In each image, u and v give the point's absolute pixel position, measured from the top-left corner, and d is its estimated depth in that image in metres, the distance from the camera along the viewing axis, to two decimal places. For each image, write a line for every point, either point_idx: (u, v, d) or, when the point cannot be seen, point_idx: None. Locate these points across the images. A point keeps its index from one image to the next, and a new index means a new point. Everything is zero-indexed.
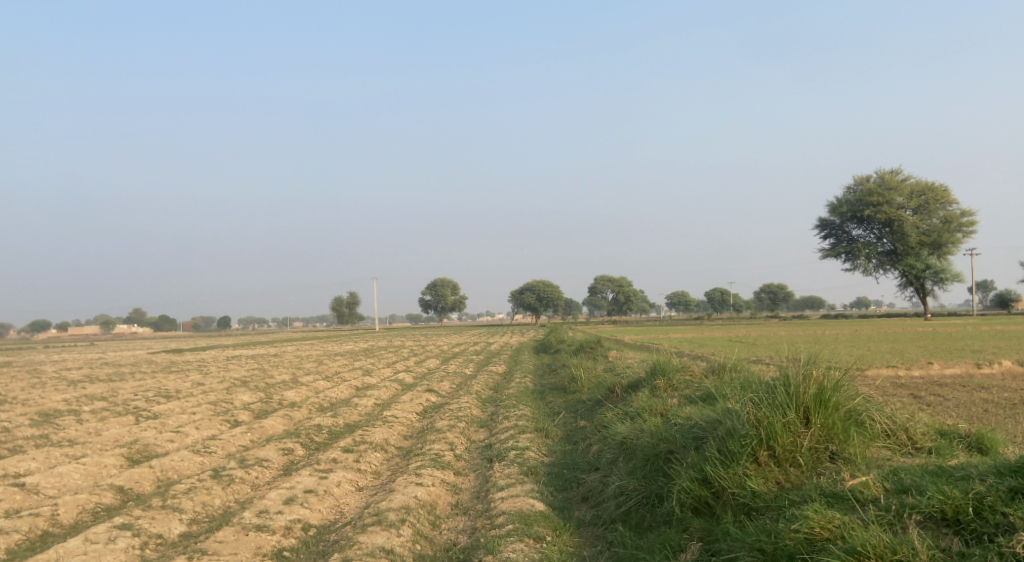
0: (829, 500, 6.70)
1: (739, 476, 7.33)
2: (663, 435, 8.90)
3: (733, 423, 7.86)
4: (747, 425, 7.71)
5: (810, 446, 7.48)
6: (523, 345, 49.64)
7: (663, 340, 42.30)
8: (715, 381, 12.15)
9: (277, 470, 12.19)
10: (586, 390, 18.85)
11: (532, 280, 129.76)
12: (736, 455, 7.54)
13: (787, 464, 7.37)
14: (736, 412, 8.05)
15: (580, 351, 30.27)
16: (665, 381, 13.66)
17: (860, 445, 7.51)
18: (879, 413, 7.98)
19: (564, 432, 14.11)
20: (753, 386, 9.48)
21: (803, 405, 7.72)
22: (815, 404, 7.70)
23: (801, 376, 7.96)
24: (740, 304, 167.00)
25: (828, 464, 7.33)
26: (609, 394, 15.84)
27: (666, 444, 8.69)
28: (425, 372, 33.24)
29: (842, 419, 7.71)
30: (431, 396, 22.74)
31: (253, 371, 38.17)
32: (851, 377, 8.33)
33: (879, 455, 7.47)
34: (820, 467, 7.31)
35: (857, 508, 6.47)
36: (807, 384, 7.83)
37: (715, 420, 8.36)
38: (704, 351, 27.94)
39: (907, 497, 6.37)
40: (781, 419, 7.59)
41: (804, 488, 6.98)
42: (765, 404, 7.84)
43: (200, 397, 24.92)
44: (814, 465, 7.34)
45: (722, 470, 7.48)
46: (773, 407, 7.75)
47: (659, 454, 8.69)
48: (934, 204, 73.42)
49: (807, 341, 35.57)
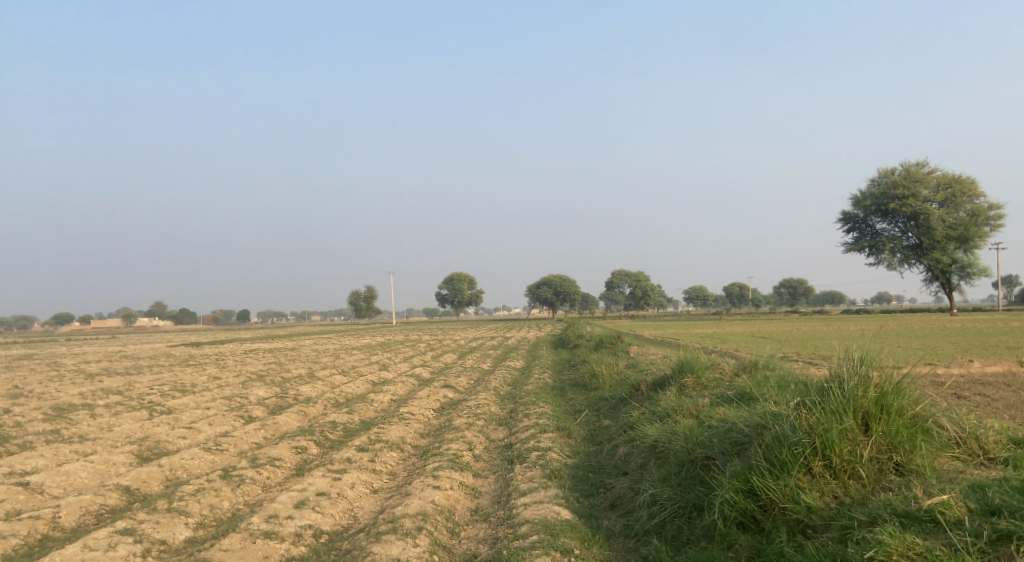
0: (903, 521, 6.10)
1: (791, 489, 6.81)
2: (698, 440, 8.33)
3: (781, 428, 7.27)
4: (799, 432, 7.12)
5: (871, 456, 6.88)
6: (541, 340, 49.05)
7: (684, 336, 41.61)
8: (749, 380, 11.56)
9: (289, 471, 11.70)
10: (609, 387, 18.22)
11: (549, 275, 129.23)
12: (787, 466, 6.97)
13: (845, 476, 6.81)
14: (783, 417, 7.44)
15: (601, 347, 29.64)
16: (694, 379, 13.05)
17: (928, 455, 6.87)
18: (946, 420, 7.32)
19: (587, 431, 13.53)
20: (795, 388, 8.86)
21: (862, 411, 7.09)
22: (876, 409, 7.07)
23: (858, 377, 7.32)
24: (759, 299, 165.41)
25: (893, 477, 6.73)
26: (633, 392, 15.23)
27: (702, 450, 8.11)
28: (442, 366, 32.73)
29: (907, 426, 7.07)
30: (449, 392, 22.23)
31: (269, 365, 37.86)
32: (913, 379, 7.64)
33: (950, 467, 6.82)
34: (884, 481, 6.73)
35: (939, 532, 5.88)
36: (867, 388, 7.20)
37: (757, 424, 7.77)
38: (728, 347, 27.25)
39: (998, 521, 5.76)
40: (839, 426, 6.97)
41: (870, 506, 6.41)
42: (818, 408, 7.22)
43: (216, 391, 24.59)
44: (876, 478, 6.75)
45: (771, 481, 6.93)
46: (828, 412, 7.13)
47: (694, 460, 8.12)
48: (961, 197, 71.73)
49: (833, 337, 34.63)
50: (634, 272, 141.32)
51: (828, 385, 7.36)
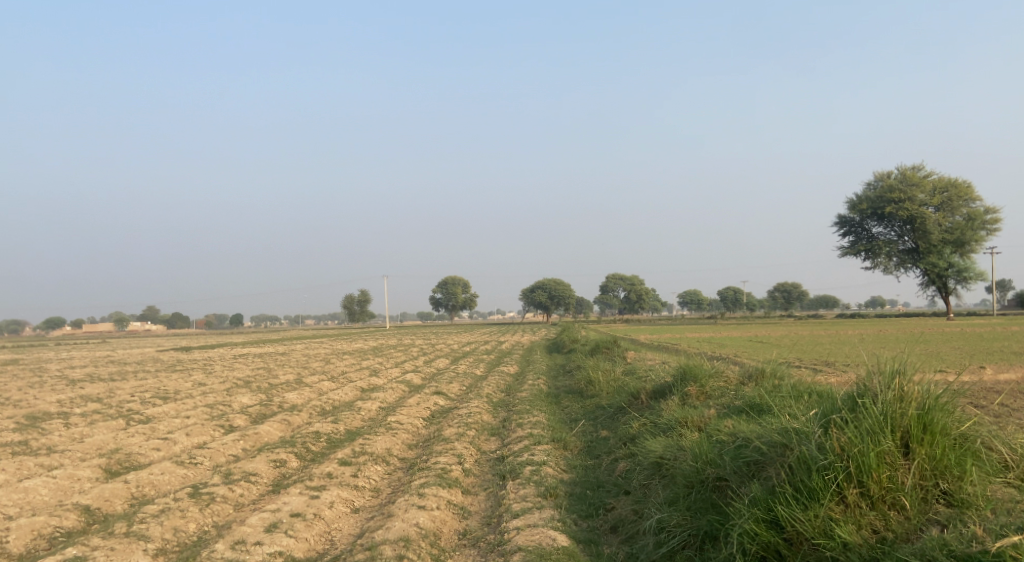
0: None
1: (824, 523, 6.17)
2: (706, 458, 7.65)
3: (807, 449, 6.63)
4: (828, 455, 6.49)
5: (914, 484, 6.25)
6: (536, 344, 48.25)
7: (681, 340, 40.84)
8: (756, 390, 10.86)
9: (266, 486, 10.91)
10: (606, 395, 17.48)
11: (543, 279, 128.50)
12: (817, 494, 6.33)
13: (883, 506, 6.20)
14: (808, 435, 6.80)
15: (597, 352, 28.86)
16: (698, 388, 12.32)
17: (980, 481, 6.23)
18: (996, 439, 6.68)
19: (584, 443, 12.78)
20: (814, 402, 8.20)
21: (902, 430, 6.44)
22: (918, 429, 6.42)
23: (894, 392, 6.66)
24: (753, 303, 165.02)
25: (942, 508, 6.10)
26: (632, 401, 14.47)
27: (712, 469, 7.45)
28: (434, 372, 31.92)
29: (953, 448, 6.42)
30: (440, 400, 21.42)
31: (257, 371, 36.95)
32: (957, 393, 6.97)
33: (1004, 495, 6.19)
34: (932, 513, 6.09)
35: None
36: (907, 404, 6.54)
37: (775, 443, 7.11)
38: (728, 352, 26.50)
39: None
40: (875, 448, 6.34)
41: (917, 544, 5.79)
42: (850, 427, 6.56)
43: (199, 398, 23.77)
44: (920, 510, 6.13)
45: (799, 512, 6.30)
46: (861, 432, 6.48)
47: (704, 481, 7.45)
48: (957, 201, 71.36)
49: (832, 343, 33.98)
50: (628, 276, 140.80)
51: (859, 400, 6.70)
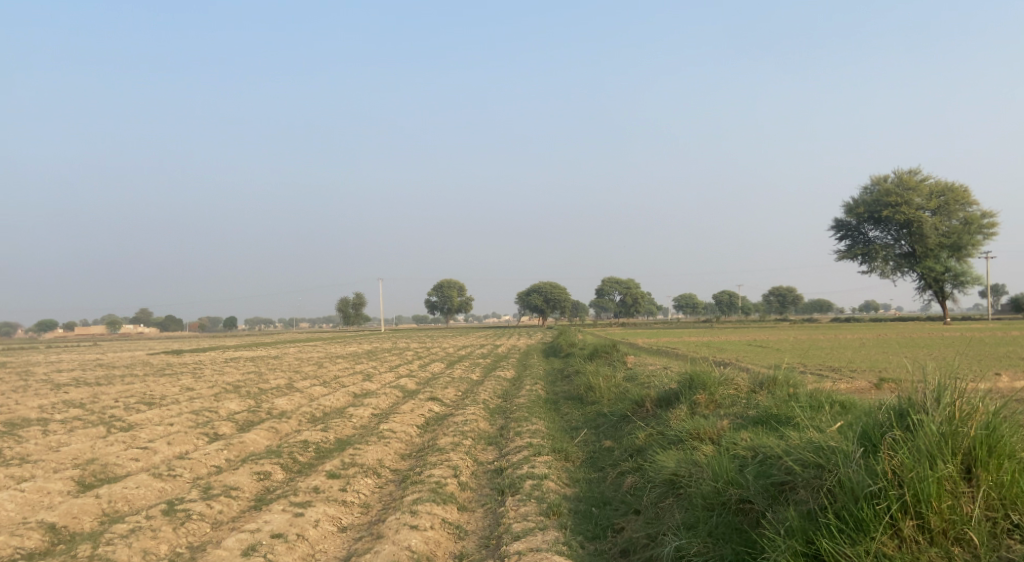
0: None
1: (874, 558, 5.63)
2: (728, 477, 7.09)
3: (851, 472, 6.11)
4: (877, 479, 5.97)
5: (980, 514, 5.69)
6: (532, 348, 47.55)
7: (679, 345, 40.20)
8: (769, 399, 10.28)
9: (247, 502, 10.19)
10: (607, 403, 16.80)
11: (538, 282, 127.76)
12: (866, 525, 5.81)
13: (942, 541, 5.65)
14: (850, 457, 6.27)
15: (595, 357, 28.17)
16: (707, 397, 11.68)
17: None
18: None
19: (586, 454, 12.09)
20: (842, 417, 7.64)
21: (966, 454, 5.90)
22: (984, 453, 5.87)
23: (950, 411, 6.14)
24: (748, 307, 164.60)
25: (1011, 543, 5.53)
26: (635, 409, 13.78)
27: (736, 490, 6.91)
28: (429, 377, 31.22)
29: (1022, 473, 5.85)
30: (435, 406, 20.68)
31: (247, 375, 36.09)
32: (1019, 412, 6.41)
33: None
34: (1002, 548, 5.52)
35: None
36: (971, 425, 6.00)
37: (808, 462, 6.57)
38: (730, 358, 25.80)
39: None
40: (934, 473, 5.79)
41: None
42: (903, 449, 6.04)
43: (185, 404, 23.00)
44: (991, 546, 5.55)
45: (843, 545, 5.76)
46: (917, 455, 5.95)
47: (727, 503, 6.90)
48: (954, 205, 70.99)
49: (833, 348, 33.36)
50: (623, 279, 140.18)
51: (913, 419, 6.15)
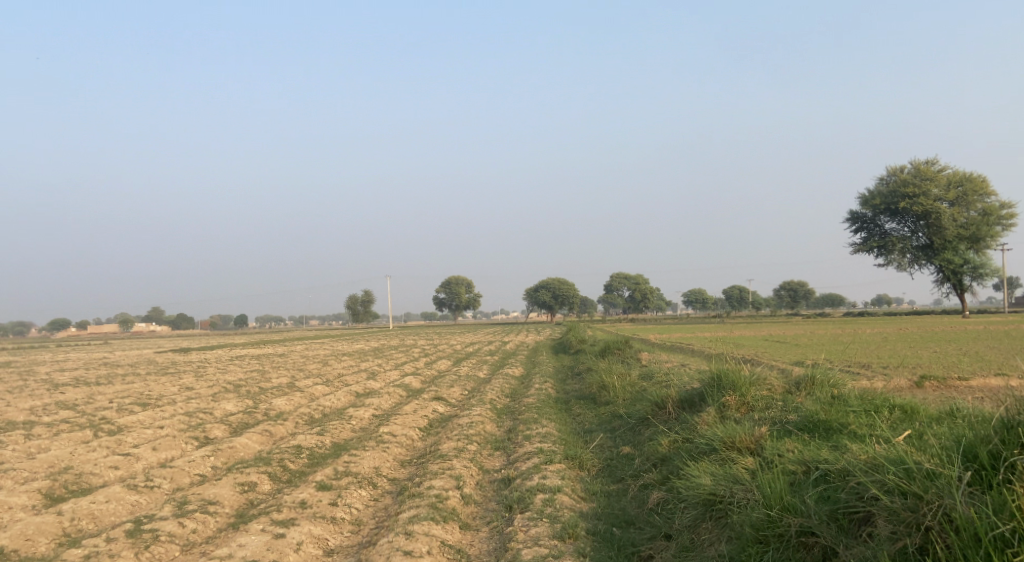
0: None
1: None
2: (786, 504, 6.11)
3: (964, 507, 5.15)
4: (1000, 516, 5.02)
5: None
6: (541, 344, 46.40)
7: (693, 340, 38.93)
8: (810, 401, 9.21)
9: (226, 519, 9.11)
10: (622, 404, 15.66)
11: (547, 278, 126.41)
12: None
13: None
14: (956, 486, 5.32)
15: (607, 353, 26.97)
16: (737, 399, 10.55)
17: None
18: None
19: (603, 463, 10.97)
20: (918, 432, 6.67)
21: None
22: None
23: None
24: (760, 301, 162.97)
25: None
26: (655, 410, 12.62)
27: (798, 520, 5.93)
28: (434, 375, 30.12)
29: None
30: (439, 407, 19.56)
31: (249, 374, 35.04)
32: None
33: None
34: None
35: None
36: None
37: (897, 490, 5.60)
38: (750, 354, 24.58)
39: None
40: None
41: None
42: None
43: (180, 405, 21.99)
44: None
45: None
46: None
47: (787, 536, 5.90)
48: (972, 196, 69.23)
49: (854, 343, 32.03)
50: (633, 274, 138.76)
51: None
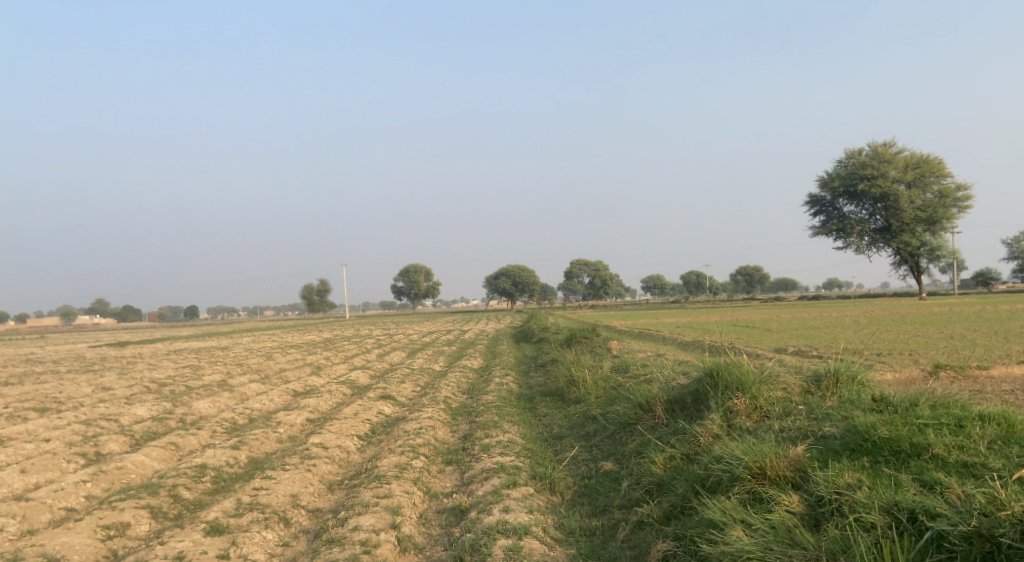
0: None
1: None
2: None
3: None
4: None
5: None
6: (501, 333, 43.97)
7: (659, 327, 36.89)
8: (847, 409, 7.28)
9: None
10: (597, 404, 13.38)
11: (506, 265, 123.98)
12: None
13: None
14: None
15: (572, 344, 24.65)
16: (747, 401, 8.32)
17: None
18: None
19: (580, 488, 8.73)
20: None
21: None
22: None
23: None
24: (717, 287, 163.07)
25: None
26: (641, 415, 10.33)
27: None
28: (385, 369, 27.54)
29: None
30: (385, 407, 17.10)
31: (182, 371, 31.89)
32: None
33: None
34: None
35: None
36: None
37: None
38: (727, 341, 22.55)
39: None
40: None
41: None
42: None
43: (84, 411, 19.06)
44: None
45: None
46: None
47: None
48: (929, 177, 68.77)
49: (829, 327, 30.19)
50: (592, 261, 137.15)
51: None
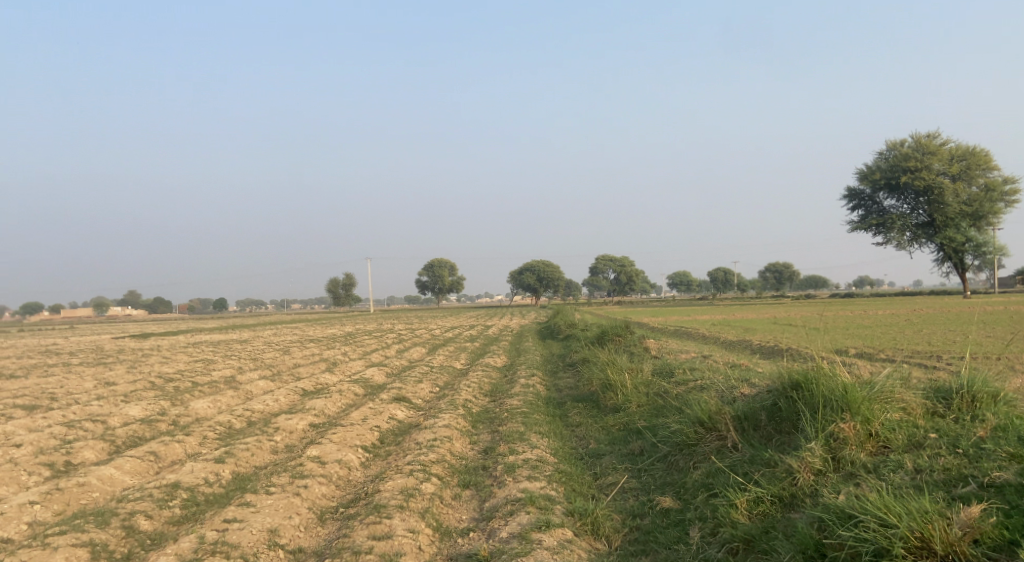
0: None
1: None
2: None
3: None
4: None
5: None
6: (527, 329, 42.01)
7: (694, 324, 34.60)
8: (1014, 444, 5.53)
9: None
10: (640, 417, 11.44)
11: (531, 260, 121.94)
12: None
13: None
14: None
15: (603, 343, 22.63)
16: (858, 427, 6.33)
17: None
18: None
19: (631, 531, 6.87)
20: None
21: None
22: None
23: None
24: (745, 283, 159.44)
25: None
26: (702, 436, 8.34)
27: None
28: (403, 366, 25.70)
29: None
30: (399, 411, 15.24)
31: (193, 364, 30.34)
32: None
33: None
34: None
35: None
36: None
37: None
38: (776, 341, 20.35)
39: None
40: None
41: None
42: None
43: (76, 409, 17.47)
44: None
45: None
46: None
47: None
48: (975, 170, 65.22)
49: (881, 327, 27.69)
50: (619, 257, 134.46)
51: None
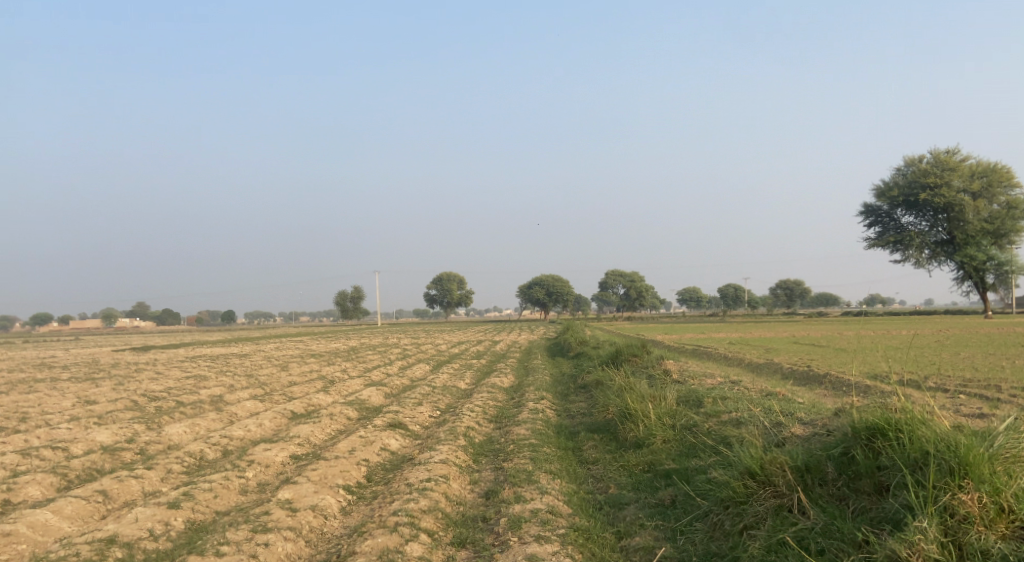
0: None
1: None
2: None
3: None
4: None
5: None
6: (536, 346, 40.31)
7: (711, 344, 32.83)
8: None
9: None
10: (667, 458, 9.77)
11: (540, 274, 120.22)
12: None
13: None
14: None
15: (618, 363, 20.91)
16: (985, 500, 5.40)
17: None
18: None
19: None
20: None
21: None
22: None
23: None
24: (757, 300, 157.22)
25: None
26: (750, 490, 6.69)
27: None
28: (404, 386, 24.04)
29: None
30: (392, 441, 13.59)
31: (184, 381, 28.70)
32: None
33: None
34: None
35: None
36: None
37: None
38: (807, 365, 18.53)
39: None
40: None
41: None
42: None
43: (40, 434, 15.85)
44: None
45: None
46: None
47: None
48: (996, 187, 63.24)
49: (913, 349, 25.85)
50: (629, 272, 132.54)
51: None
